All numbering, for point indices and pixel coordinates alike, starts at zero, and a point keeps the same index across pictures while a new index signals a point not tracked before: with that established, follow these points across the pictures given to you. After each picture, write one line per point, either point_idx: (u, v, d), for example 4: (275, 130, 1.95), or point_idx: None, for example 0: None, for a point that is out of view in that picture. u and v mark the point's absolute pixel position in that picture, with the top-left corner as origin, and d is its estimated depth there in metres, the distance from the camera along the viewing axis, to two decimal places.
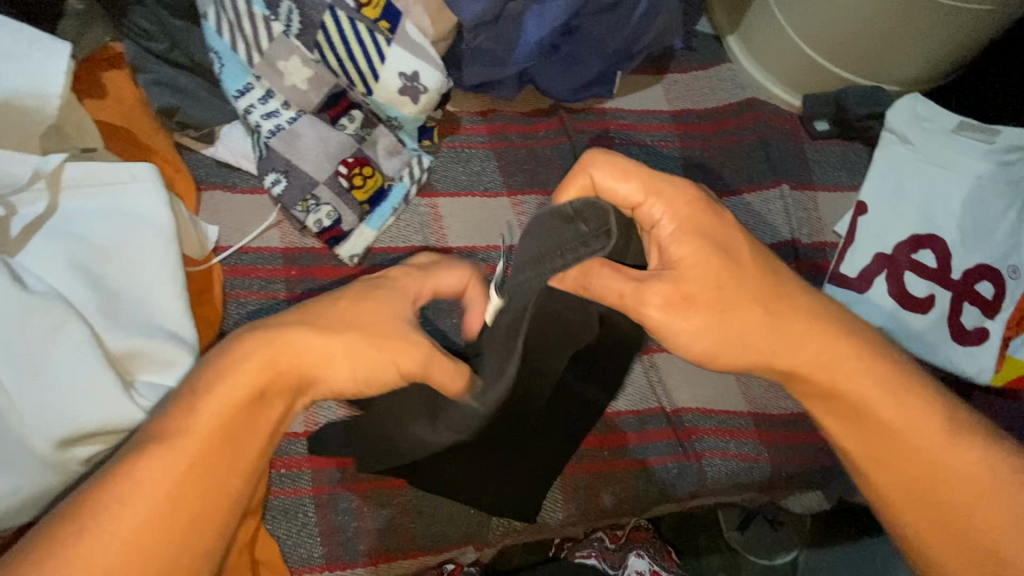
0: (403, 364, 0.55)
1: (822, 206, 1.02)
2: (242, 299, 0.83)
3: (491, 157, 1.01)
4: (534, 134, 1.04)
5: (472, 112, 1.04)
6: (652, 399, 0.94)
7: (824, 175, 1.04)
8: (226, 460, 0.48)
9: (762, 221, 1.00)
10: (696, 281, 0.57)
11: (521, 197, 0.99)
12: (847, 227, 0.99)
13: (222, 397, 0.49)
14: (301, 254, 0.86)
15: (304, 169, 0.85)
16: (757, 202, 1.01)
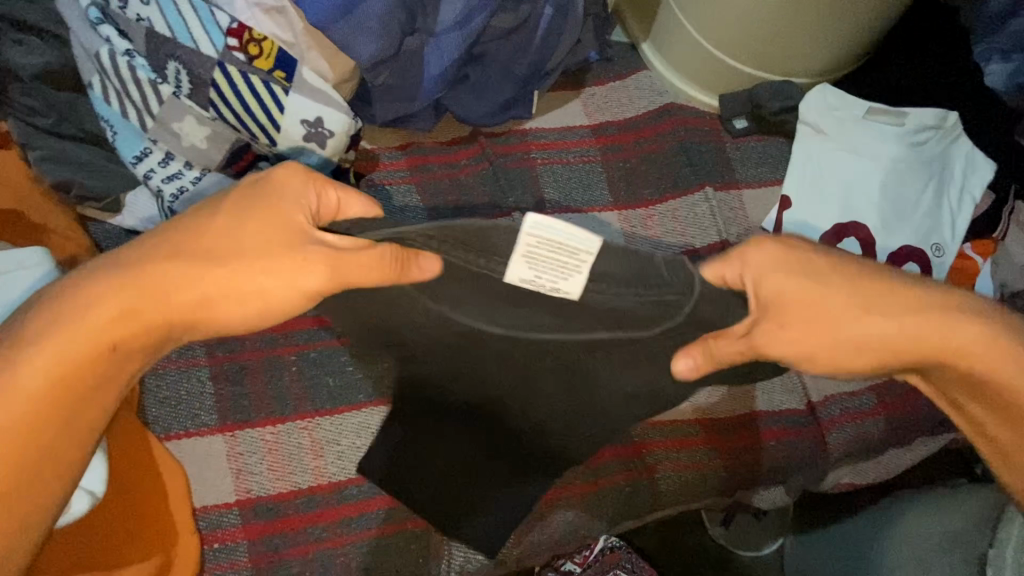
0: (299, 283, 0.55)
1: (748, 204, 1.03)
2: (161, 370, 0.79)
3: (413, 191, 1.00)
4: (456, 163, 1.03)
5: (390, 147, 1.02)
6: None
7: (748, 173, 1.05)
8: (89, 378, 0.54)
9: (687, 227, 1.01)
10: (798, 308, 0.55)
11: None
12: (774, 222, 1.00)
13: (86, 313, 0.53)
14: None
15: None
16: (679, 208, 1.02)
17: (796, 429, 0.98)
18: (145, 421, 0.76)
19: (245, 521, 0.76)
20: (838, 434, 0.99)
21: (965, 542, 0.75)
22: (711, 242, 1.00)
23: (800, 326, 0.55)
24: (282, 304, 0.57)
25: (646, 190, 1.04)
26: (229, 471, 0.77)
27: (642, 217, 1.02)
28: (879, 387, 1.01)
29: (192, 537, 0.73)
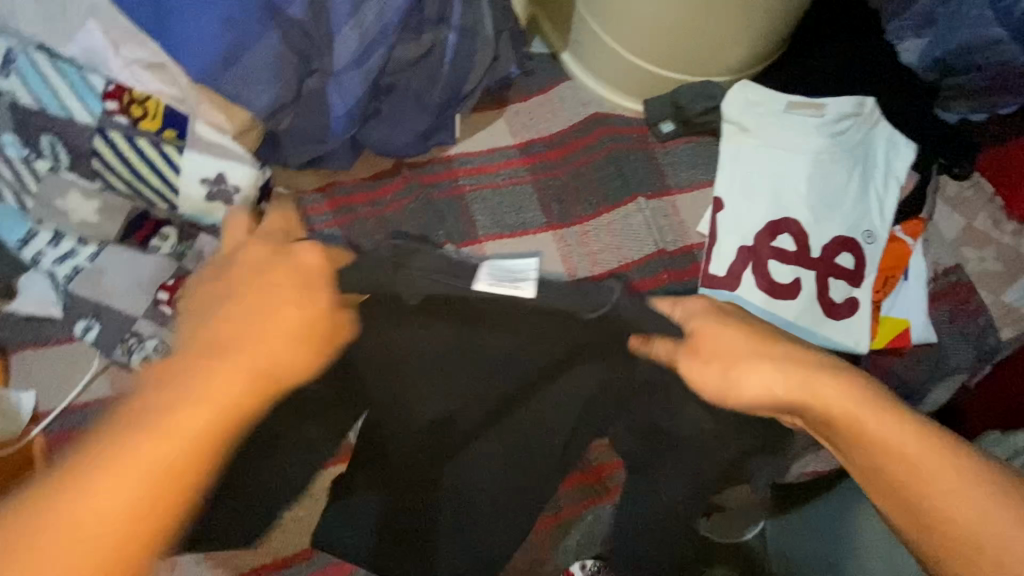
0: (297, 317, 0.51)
1: (681, 209, 1.02)
2: None
3: (339, 235, 0.95)
4: (381, 199, 0.99)
5: (310, 190, 0.98)
6: None
7: (679, 178, 1.04)
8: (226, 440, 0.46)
9: (626, 240, 1.00)
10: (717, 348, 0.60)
11: None
12: (709, 226, 1.00)
13: (238, 347, 0.48)
14: None
15: (116, 306, 0.79)
16: (616, 221, 1.01)
17: None
18: None
19: None
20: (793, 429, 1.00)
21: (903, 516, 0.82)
22: (648, 252, 1.00)
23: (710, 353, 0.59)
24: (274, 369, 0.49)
25: (580, 206, 1.02)
26: None
27: (576, 235, 1.00)
28: None
29: None
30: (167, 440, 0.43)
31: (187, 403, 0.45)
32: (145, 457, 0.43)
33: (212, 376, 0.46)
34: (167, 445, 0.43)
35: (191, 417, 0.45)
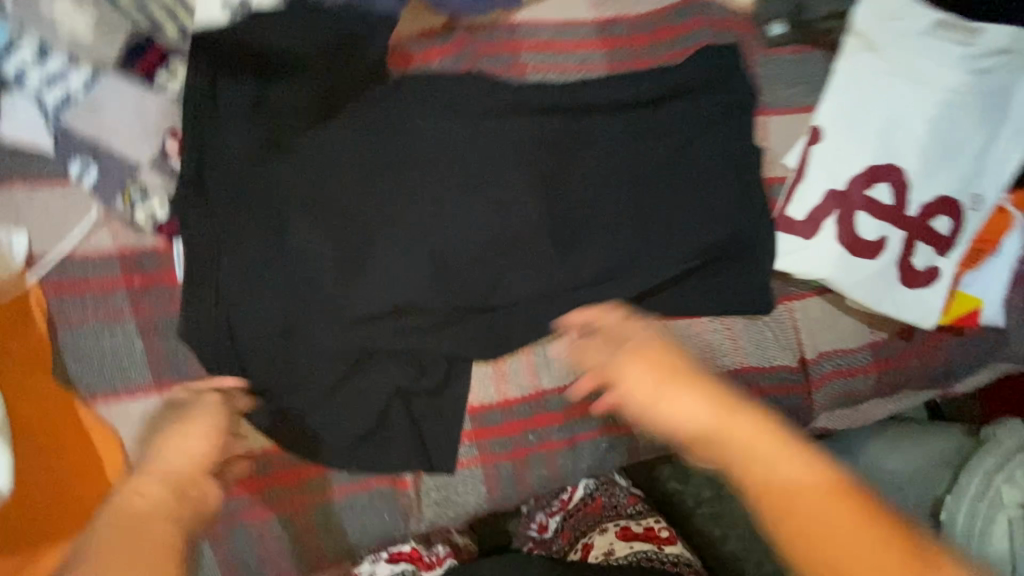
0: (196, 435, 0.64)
1: (773, 135, 0.89)
2: (84, 325, 0.68)
3: None
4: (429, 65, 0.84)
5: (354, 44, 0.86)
6: (579, 372, 0.85)
7: (778, 96, 0.89)
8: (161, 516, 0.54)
9: (713, 156, 0.84)
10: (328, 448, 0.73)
11: None
12: (799, 157, 0.86)
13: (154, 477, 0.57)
14: (141, 256, 0.70)
15: (117, 151, 0.70)
16: (707, 128, 0.85)
17: (787, 387, 0.91)
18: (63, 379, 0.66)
19: None
20: (829, 391, 0.93)
21: (933, 478, 0.94)
22: None
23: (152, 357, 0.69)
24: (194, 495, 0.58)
25: (659, 105, 0.86)
26: None
27: (655, 145, 0.84)
28: (879, 344, 0.92)
29: None
30: (130, 530, 0.51)
31: (145, 501, 0.54)
32: (160, 532, 0.52)
33: (146, 488, 0.55)
34: (142, 554, 0.49)
35: (149, 492, 0.55)
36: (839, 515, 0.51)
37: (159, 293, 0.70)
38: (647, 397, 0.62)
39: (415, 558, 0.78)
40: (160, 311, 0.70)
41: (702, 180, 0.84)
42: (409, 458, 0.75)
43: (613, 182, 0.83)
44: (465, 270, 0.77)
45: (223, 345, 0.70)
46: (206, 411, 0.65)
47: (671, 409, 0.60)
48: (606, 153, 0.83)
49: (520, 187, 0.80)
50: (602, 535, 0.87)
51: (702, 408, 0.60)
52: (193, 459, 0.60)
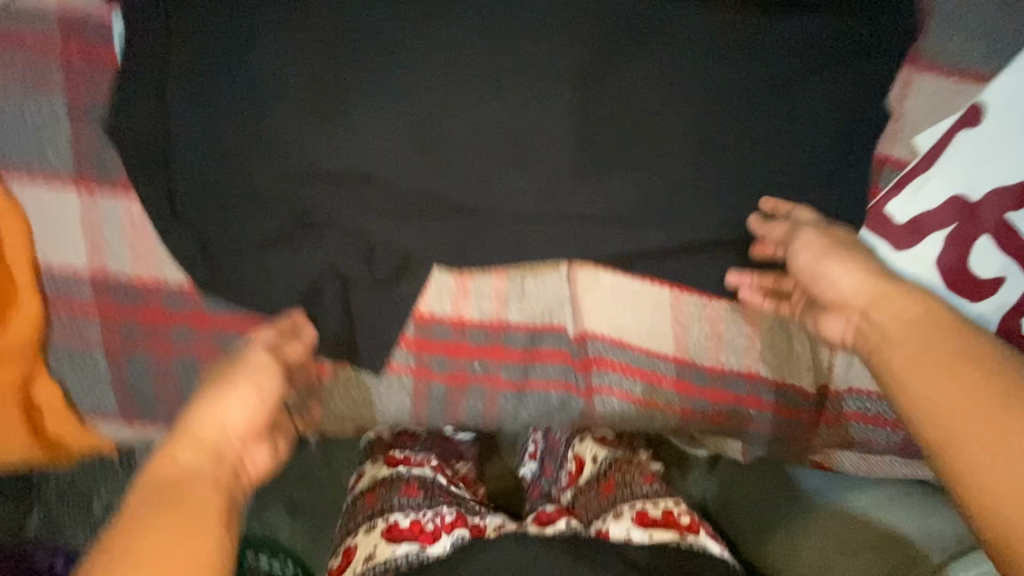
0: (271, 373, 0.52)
1: (911, 98, 0.64)
2: (7, 84, 0.59)
3: None
4: None
5: None
6: (554, 315, 0.72)
7: (942, 48, 0.64)
8: (190, 502, 0.41)
9: (816, 106, 0.63)
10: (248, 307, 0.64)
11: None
12: (935, 140, 0.64)
13: (199, 444, 0.45)
14: (83, 21, 0.58)
15: None
16: (825, 66, 0.62)
17: (787, 410, 0.77)
18: None
19: (99, 298, 0.63)
20: (833, 433, 0.78)
21: None
22: None
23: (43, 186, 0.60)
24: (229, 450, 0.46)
25: (777, 15, 0.62)
26: (82, 237, 0.61)
27: (747, 68, 0.62)
28: None
29: (34, 303, 0.61)
30: (177, 496, 0.41)
31: (179, 469, 0.43)
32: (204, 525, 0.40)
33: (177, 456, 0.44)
34: (198, 535, 0.39)
35: (195, 474, 0.43)
36: (967, 388, 0.43)
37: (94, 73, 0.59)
38: (812, 248, 0.59)
39: (417, 532, 0.64)
40: (95, 95, 0.60)
41: (789, 134, 0.63)
42: (335, 345, 0.67)
43: (676, 102, 0.63)
44: (452, 156, 0.62)
45: (155, 158, 0.60)
46: (256, 367, 0.52)
47: (826, 278, 0.57)
48: (679, 61, 0.62)
49: (554, 73, 0.62)
50: (616, 521, 0.66)
51: (859, 272, 0.55)
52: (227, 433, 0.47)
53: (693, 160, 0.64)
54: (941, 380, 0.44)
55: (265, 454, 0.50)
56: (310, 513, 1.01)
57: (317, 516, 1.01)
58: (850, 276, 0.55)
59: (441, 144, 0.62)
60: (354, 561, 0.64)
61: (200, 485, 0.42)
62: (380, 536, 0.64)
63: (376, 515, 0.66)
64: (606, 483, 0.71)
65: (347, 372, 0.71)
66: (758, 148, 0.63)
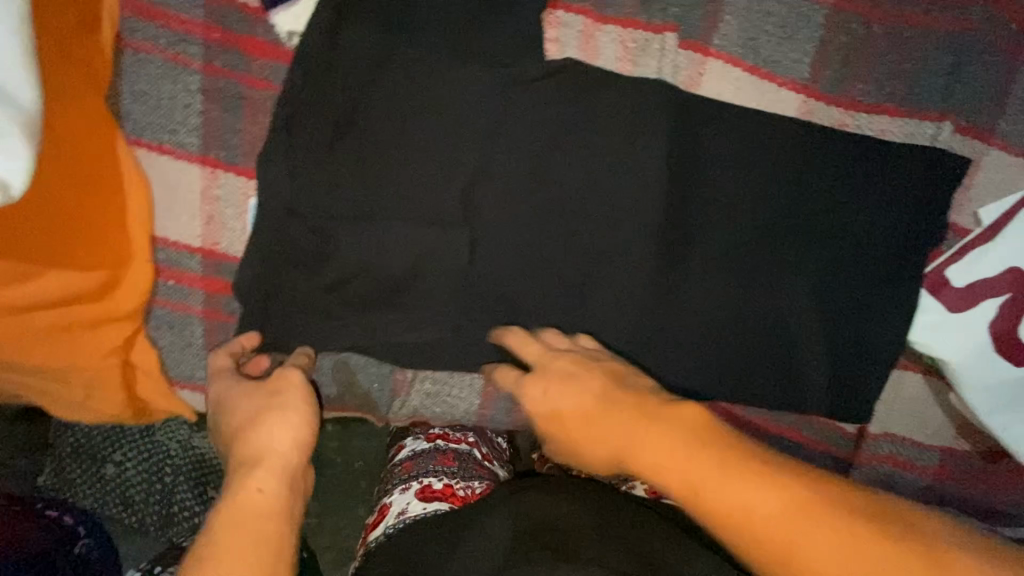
0: (275, 421, 0.59)
1: (981, 174, 0.70)
2: (144, 56, 0.61)
3: None
4: None
5: None
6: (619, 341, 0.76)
7: (1018, 128, 0.68)
8: (261, 547, 0.50)
9: (846, 256, 0.71)
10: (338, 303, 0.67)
11: (633, 34, 0.67)
12: (1002, 213, 0.69)
13: (248, 526, 0.51)
14: (226, 8, 0.61)
15: None
16: (861, 213, 0.70)
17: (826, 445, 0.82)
18: (116, 112, 0.61)
19: (206, 272, 0.66)
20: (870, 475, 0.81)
21: None
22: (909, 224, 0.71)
23: (162, 188, 0.64)
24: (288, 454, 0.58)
25: (795, 159, 0.69)
26: (200, 212, 0.64)
27: (818, 174, 0.70)
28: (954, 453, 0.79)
29: (146, 267, 0.63)
30: (250, 530, 0.51)
31: (262, 500, 0.54)
32: (269, 507, 0.54)
33: (254, 493, 0.54)
34: (270, 513, 0.53)
35: (268, 501, 0.54)
36: (754, 490, 0.48)
37: (230, 61, 0.62)
38: (580, 424, 0.61)
39: (447, 494, 0.74)
40: (233, 81, 0.62)
41: (824, 258, 0.71)
42: (424, 347, 0.71)
43: (733, 231, 0.71)
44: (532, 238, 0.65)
45: (279, 149, 0.63)
46: (283, 387, 0.61)
47: (582, 460, 0.62)
48: (769, 128, 0.69)
49: (655, 113, 0.68)
50: (631, 490, 0.77)
51: (585, 402, 0.61)
52: (275, 461, 0.57)
53: (740, 258, 0.71)
54: (786, 549, 0.46)
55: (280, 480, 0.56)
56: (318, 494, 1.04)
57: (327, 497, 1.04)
58: (584, 402, 0.61)
59: (543, 167, 0.68)
60: (387, 519, 0.75)
61: (263, 528, 0.52)
62: (415, 495, 0.76)
63: (410, 480, 0.79)
64: (617, 464, 0.82)
65: (419, 372, 0.73)
66: (804, 283, 0.71)
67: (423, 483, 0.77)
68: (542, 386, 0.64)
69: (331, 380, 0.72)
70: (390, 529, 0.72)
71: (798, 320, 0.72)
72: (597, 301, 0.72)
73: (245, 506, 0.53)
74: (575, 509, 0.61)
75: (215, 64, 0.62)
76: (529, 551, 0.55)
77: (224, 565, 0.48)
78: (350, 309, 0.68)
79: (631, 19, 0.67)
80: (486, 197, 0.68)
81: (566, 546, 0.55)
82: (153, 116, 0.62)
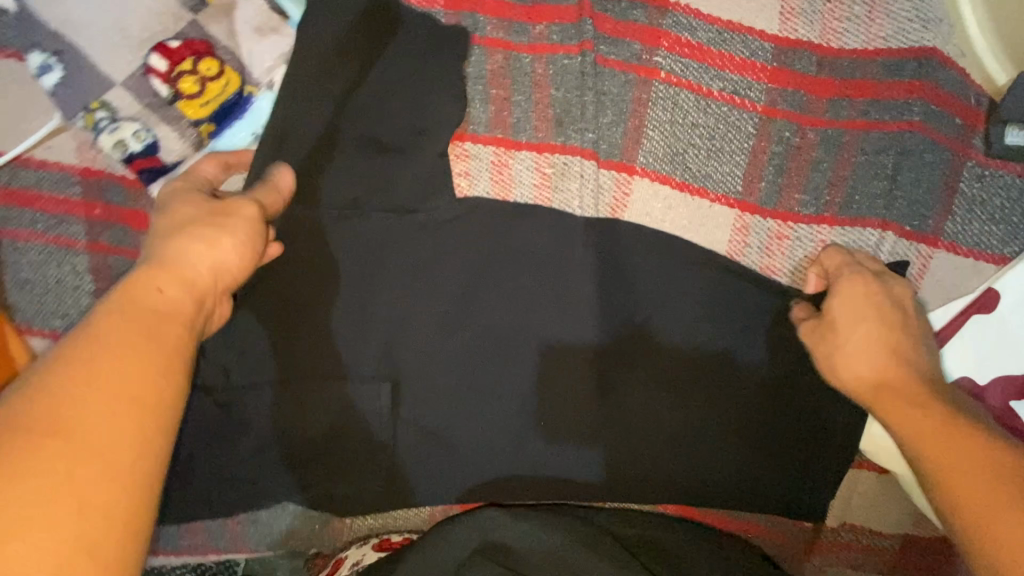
0: (229, 243, 0.46)
1: (927, 278, 0.66)
2: (22, 241, 0.57)
3: (537, 96, 0.64)
4: (528, 59, 0.64)
5: (489, 31, 0.64)
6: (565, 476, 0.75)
7: (964, 229, 0.65)
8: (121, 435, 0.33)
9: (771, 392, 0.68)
10: (264, 464, 0.65)
11: (549, 159, 0.64)
12: (950, 319, 0.65)
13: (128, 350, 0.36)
14: (106, 183, 0.58)
15: (105, 56, 0.57)
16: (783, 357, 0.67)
17: (783, 537, 0.80)
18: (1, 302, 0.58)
19: None
20: (831, 561, 0.80)
21: None
22: None
23: None
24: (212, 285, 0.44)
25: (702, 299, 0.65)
26: None
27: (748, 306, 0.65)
28: (914, 540, 0.78)
29: None
30: (146, 336, 0.37)
31: (166, 302, 0.40)
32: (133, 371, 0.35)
33: (159, 297, 0.40)
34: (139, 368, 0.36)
35: (160, 370, 0.37)
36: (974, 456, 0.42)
37: (116, 237, 0.58)
38: (829, 348, 0.57)
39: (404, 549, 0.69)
40: (121, 256, 0.59)
41: (756, 381, 0.67)
42: (358, 500, 0.68)
43: (669, 359, 0.67)
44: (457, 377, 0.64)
45: None
46: (238, 203, 0.48)
47: (841, 376, 0.56)
48: (701, 250, 0.64)
49: (580, 242, 0.64)
50: None
51: (869, 371, 0.54)
52: (219, 274, 0.45)
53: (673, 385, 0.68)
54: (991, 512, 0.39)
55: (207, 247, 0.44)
56: None
57: None
58: (858, 357, 0.55)
59: (469, 303, 0.65)
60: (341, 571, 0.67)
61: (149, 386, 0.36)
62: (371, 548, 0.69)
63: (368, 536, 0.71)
64: None
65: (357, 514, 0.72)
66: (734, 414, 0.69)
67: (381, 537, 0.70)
68: (832, 315, 0.58)
69: (275, 527, 0.71)
70: None
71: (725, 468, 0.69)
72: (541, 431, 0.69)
73: (145, 314, 0.39)
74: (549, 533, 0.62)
75: (103, 241, 0.58)
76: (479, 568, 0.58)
77: (82, 374, 0.34)
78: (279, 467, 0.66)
79: (546, 143, 0.64)
80: (415, 340, 0.65)
81: (512, 564, 0.60)
82: (40, 303, 0.58)
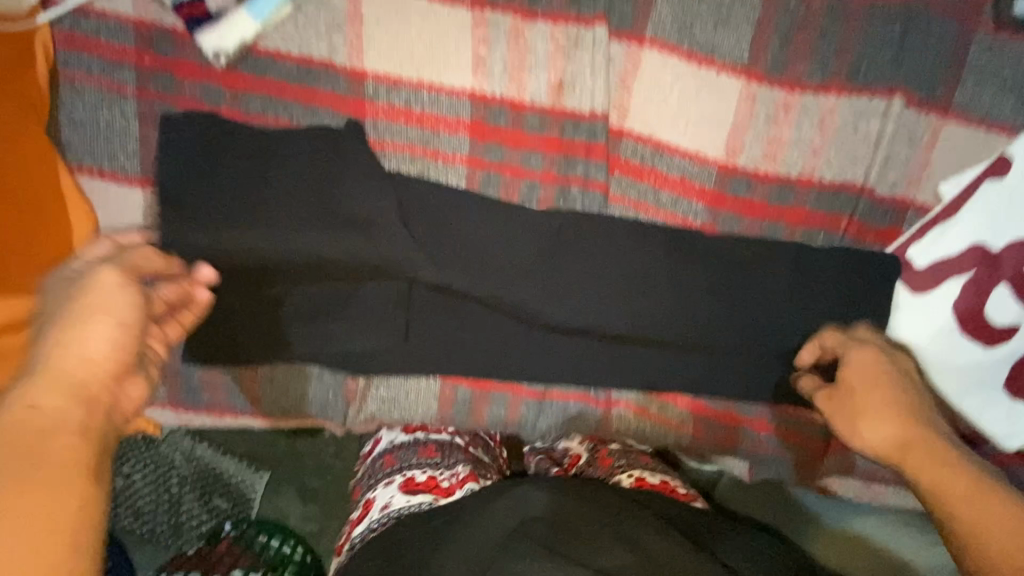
0: (117, 283, 0.43)
1: (937, 150, 0.66)
2: (81, 85, 0.63)
3: None
4: None
5: None
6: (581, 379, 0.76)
7: (974, 100, 0.65)
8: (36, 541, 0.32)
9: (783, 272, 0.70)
10: (290, 312, 0.69)
11: (563, 30, 0.65)
12: (961, 189, 0.66)
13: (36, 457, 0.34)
14: (156, 33, 0.62)
15: None
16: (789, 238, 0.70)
17: (799, 437, 0.81)
18: (56, 141, 0.63)
19: None
20: (840, 458, 0.83)
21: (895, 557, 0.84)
22: (843, 210, 0.69)
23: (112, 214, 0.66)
24: (122, 332, 0.41)
25: None
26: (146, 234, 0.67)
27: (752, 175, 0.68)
28: None
29: None
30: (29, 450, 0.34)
31: (36, 415, 0.36)
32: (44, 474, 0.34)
33: (65, 367, 0.38)
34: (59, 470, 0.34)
35: (60, 445, 0.35)
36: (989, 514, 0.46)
37: (162, 85, 0.63)
38: (847, 407, 0.59)
39: (432, 487, 0.67)
40: (166, 103, 0.64)
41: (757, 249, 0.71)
42: (375, 354, 0.72)
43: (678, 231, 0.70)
44: (477, 235, 0.69)
45: (216, 169, 0.64)
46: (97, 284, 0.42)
47: (857, 437, 0.57)
48: None
49: (592, 108, 0.67)
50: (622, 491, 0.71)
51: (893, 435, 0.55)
52: (109, 342, 0.40)
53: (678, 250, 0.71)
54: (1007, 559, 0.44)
55: (99, 325, 0.40)
56: (322, 500, 1.06)
57: (329, 501, 1.06)
58: (883, 419, 0.56)
59: (486, 165, 0.68)
60: (371, 512, 0.67)
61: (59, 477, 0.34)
62: (399, 489, 0.68)
63: (394, 474, 0.70)
64: (603, 457, 0.77)
65: (371, 379, 0.74)
66: (742, 287, 0.71)
67: (407, 475, 0.69)
68: (845, 380, 0.60)
69: (294, 390, 0.73)
70: (375, 524, 0.65)
71: (729, 336, 0.72)
72: (554, 300, 0.71)
73: (31, 418, 0.35)
74: (575, 505, 0.55)
75: (151, 87, 0.63)
76: (519, 546, 0.52)
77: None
78: (303, 320, 0.69)
79: (561, 13, 0.65)
80: (438, 200, 0.68)
81: (557, 541, 0.52)
82: (94, 143, 0.64)
